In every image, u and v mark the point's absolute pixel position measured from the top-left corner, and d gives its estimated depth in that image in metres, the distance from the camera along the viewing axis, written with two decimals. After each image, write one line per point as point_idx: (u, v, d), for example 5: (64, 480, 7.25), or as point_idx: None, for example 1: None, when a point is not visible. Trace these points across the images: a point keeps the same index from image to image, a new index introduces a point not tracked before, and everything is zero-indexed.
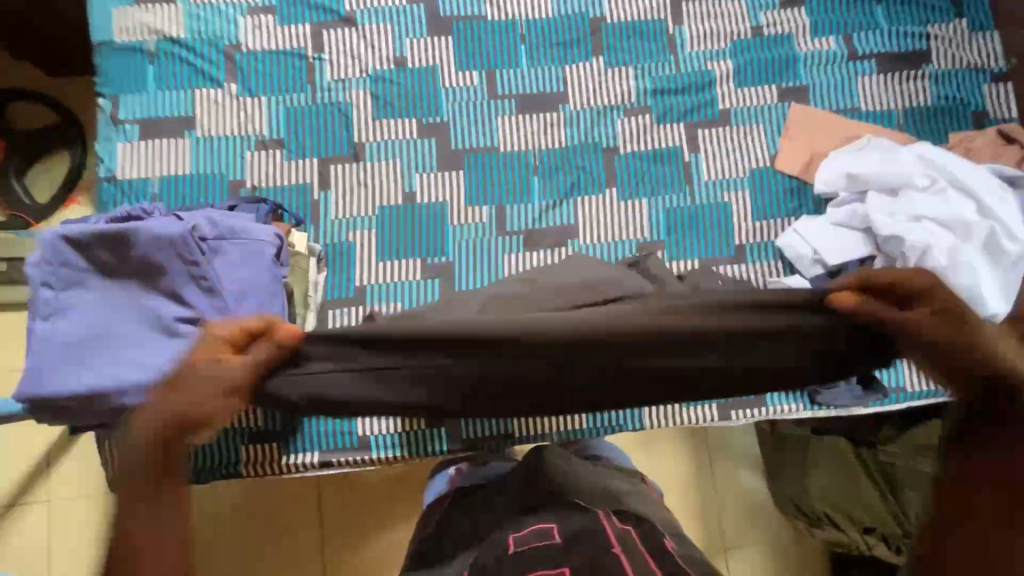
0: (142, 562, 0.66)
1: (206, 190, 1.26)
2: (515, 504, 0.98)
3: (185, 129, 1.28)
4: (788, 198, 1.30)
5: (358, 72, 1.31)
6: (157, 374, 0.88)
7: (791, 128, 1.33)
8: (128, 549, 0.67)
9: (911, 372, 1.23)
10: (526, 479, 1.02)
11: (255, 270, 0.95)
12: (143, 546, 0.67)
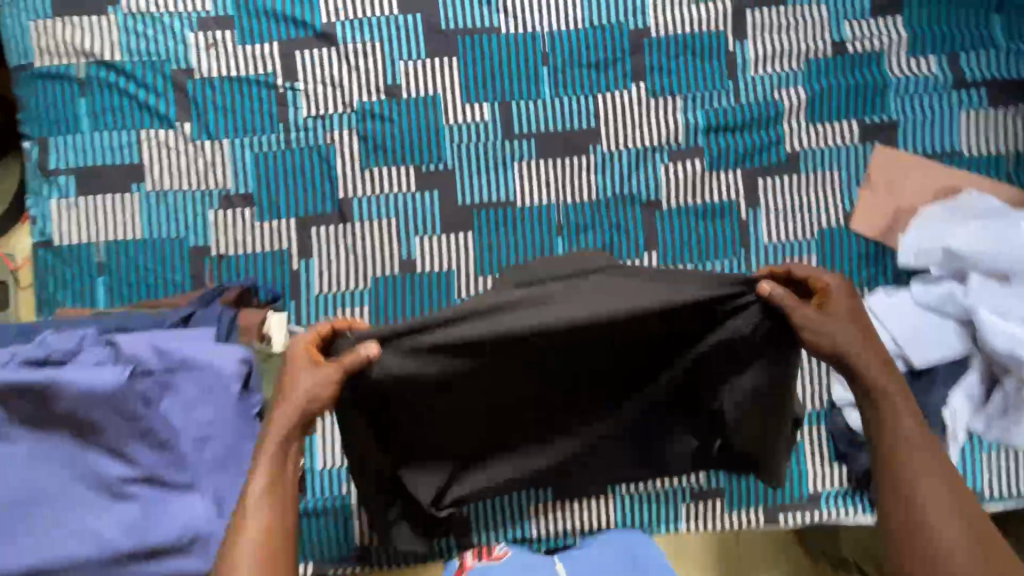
0: (278, 508, 0.66)
1: (162, 258, 1.04)
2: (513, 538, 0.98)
3: (132, 182, 1.04)
4: (864, 266, 1.08)
5: (341, 105, 1.05)
6: (110, 550, 0.73)
7: (874, 177, 1.08)
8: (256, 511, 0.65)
9: (996, 478, 1.00)
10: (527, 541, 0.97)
11: (218, 410, 0.77)
12: (255, 518, 0.65)
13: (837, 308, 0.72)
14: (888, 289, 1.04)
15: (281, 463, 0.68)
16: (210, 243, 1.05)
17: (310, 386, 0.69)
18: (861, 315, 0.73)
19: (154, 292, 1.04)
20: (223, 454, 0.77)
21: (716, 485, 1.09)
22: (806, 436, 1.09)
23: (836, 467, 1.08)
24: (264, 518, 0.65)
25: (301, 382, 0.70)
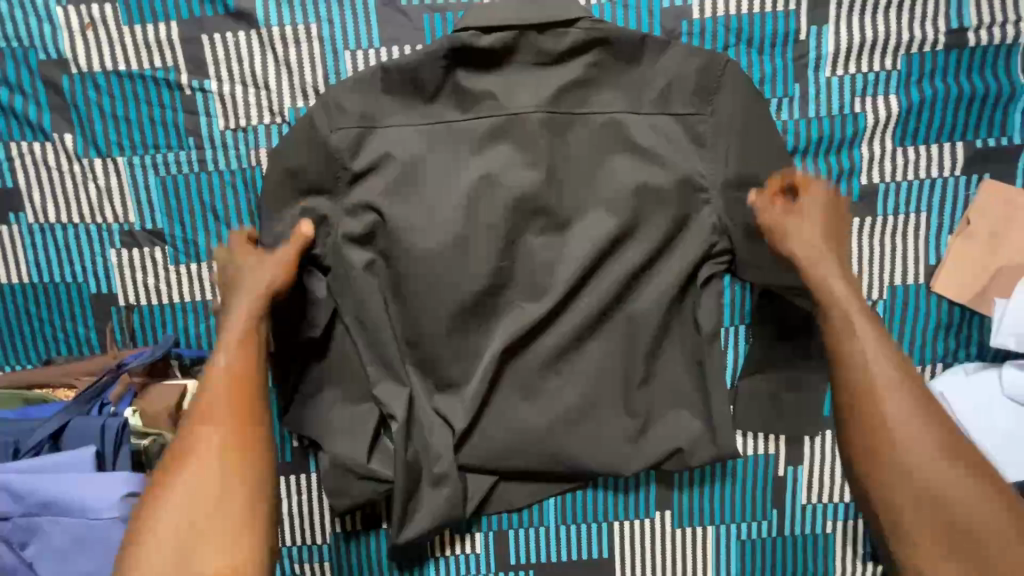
0: (235, 437, 0.63)
1: (56, 308, 0.84)
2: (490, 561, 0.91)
3: (8, 211, 0.82)
4: (942, 336, 0.85)
5: (268, 113, 0.80)
6: None
7: (974, 224, 0.82)
8: (206, 430, 0.62)
9: None
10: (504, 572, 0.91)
11: (98, 561, 0.60)
12: (196, 458, 0.61)
13: (811, 204, 0.75)
14: (970, 366, 0.84)
15: (226, 395, 0.65)
16: (115, 291, 0.83)
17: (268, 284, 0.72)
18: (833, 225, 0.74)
19: (52, 347, 0.85)
20: None
21: None
22: (839, 529, 0.91)
23: (870, 564, 0.92)
24: (227, 448, 0.62)
25: (254, 270, 0.73)
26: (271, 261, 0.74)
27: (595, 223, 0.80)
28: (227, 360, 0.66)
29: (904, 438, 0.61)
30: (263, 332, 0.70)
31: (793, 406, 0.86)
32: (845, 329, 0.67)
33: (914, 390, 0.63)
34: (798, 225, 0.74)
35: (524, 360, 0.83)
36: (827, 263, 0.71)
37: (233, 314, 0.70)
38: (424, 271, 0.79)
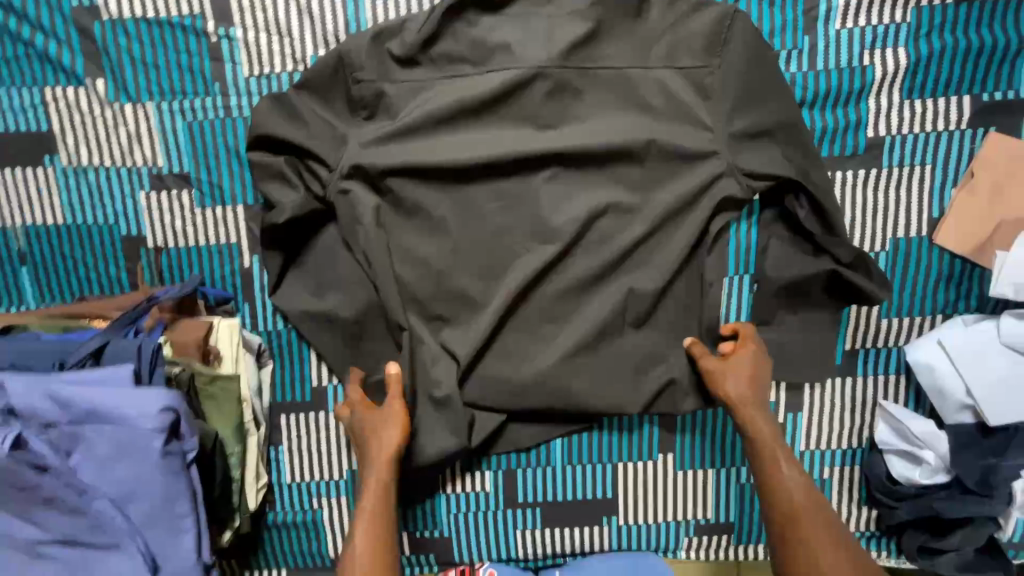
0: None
1: (89, 249, 0.88)
2: (501, 496, 0.96)
3: (43, 154, 0.86)
4: (942, 289, 0.87)
5: (291, 61, 0.83)
6: None
7: (978, 177, 0.84)
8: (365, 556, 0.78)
9: None
10: (513, 505, 0.97)
11: (139, 466, 0.65)
12: (359, 545, 0.79)
13: (739, 362, 0.84)
14: (969, 318, 0.86)
15: (373, 500, 0.81)
16: (145, 233, 0.87)
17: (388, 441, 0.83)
18: (756, 369, 0.85)
19: (86, 287, 0.89)
20: (152, 510, 0.67)
21: (726, 521, 0.97)
22: (836, 476, 0.93)
23: (866, 510, 0.94)
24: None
25: (382, 434, 0.83)
26: (393, 425, 0.83)
27: (603, 175, 0.86)
28: (375, 514, 0.81)
29: (830, 567, 0.73)
30: (396, 430, 0.83)
31: (794, 354, 0.88)
32: (772, 469, 0.79)
33: (829, 531, 0.75)
34: (734, 371, 0.84)
35: (535, 304, 0.88)
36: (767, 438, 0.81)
37: (371, 479, 0.82)
38: (444, 210, 0.86)
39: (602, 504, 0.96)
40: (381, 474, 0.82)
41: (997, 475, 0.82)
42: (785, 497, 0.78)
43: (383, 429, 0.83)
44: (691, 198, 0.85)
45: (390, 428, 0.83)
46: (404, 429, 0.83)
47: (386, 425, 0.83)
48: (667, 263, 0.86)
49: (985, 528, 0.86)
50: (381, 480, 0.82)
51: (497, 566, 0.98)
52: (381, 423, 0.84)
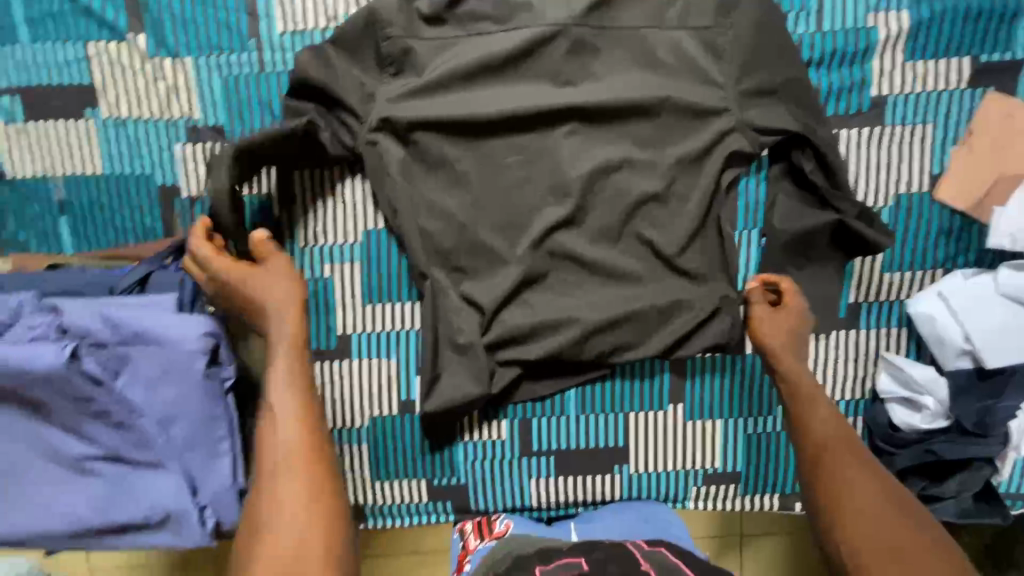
0: (313, 473, 0.69)
1: (126, 198, 0.92)
2: (516, 445, 1.00)
3: (84, 106, 0.90)
4: (943, 243, 0.91)
5: (324, 18, 0.88)
6: (76, 525, 0.69)
7: (977, 134, 0.88)
8: (288, 431, 0.70)
9: None
10: (528, 454, 1.00)
11: (183, 387, 0.69)
12: (283, 484, 0.69)
13: (788, 313, 0.88)
14: (967, 272, 0.89)
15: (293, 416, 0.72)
16: (180, 184, 0.91)
17: (274, 303, 0.73)
18: (801, 330, 0.88)
19: (121, 236, 0.93)
20: (192, 432, 0.70)
21: (734, 470, 1.00)
22: None
23: None
24: (301, 472, 0.69)
25: (264, 291, 0.73)
26: (286, 298, 0.74)
27: (619, 132, 0.90)
28: (280, 395, 0.72)
29: (871, 509, 0.74)
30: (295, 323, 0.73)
31: (800, 305, 0.92)
32: (808, 402, 0.83)
33: (863, 459, 0.79)
34: (771, 322, 0.88)
35: (553, 256, 0.92)
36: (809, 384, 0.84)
37: (276, 355, 0.72)
38: (467, 163, 0.90)
39: (614, 453, 1.00)
40: (296, 373, 0.73)
41: (993, 416, 0.86)
42: (820, 431, 0.81)
43: (278, 322, 0.73)
44: (702, 152, 0.89)
45: (294, 330, 0.74)
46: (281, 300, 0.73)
47: (285, 323, 0.73)
48: (678, 215, 0.91)
49: (982, 472, 0.89)
50: (299, 382, 0.73)
51: (511, 514, 1.01)
52: (286, 322, 0.73)
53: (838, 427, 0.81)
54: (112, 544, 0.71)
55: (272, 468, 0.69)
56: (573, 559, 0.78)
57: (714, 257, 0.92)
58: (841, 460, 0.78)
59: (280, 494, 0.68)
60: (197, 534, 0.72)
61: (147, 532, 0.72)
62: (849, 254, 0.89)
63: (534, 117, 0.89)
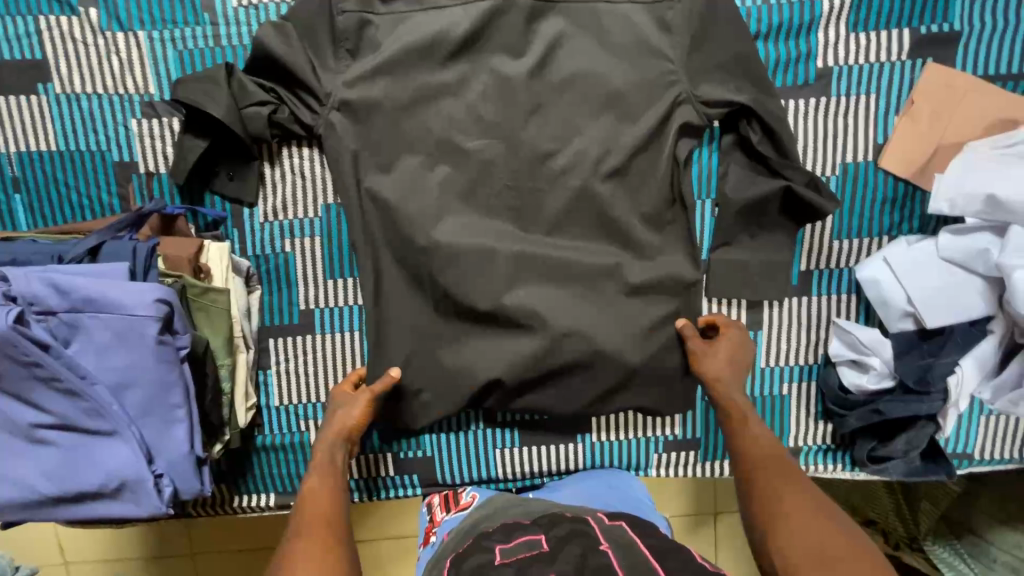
0: (323, 535, 0.75)
1: (82, 175, 0.91)
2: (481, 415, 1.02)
3: (36, 82, 0.89)
4: (888, 211, 0.94)
5: None
6: (29, 494, 0.69)
7: (918, 104, 0.91)
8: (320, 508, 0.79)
9: (983, 435, 0.99)
10: (493, 425, 1.02)
11: (136, 354, 0.69)
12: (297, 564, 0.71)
13: (721, 342, 0.93)
14: (911, 239, 0.92)
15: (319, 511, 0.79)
16: (136, 159, 0.91)
17: (345, 416, 0.89)
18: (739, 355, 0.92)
19: (79, 213, 0.93)
20: (147, 399, 0.71)
21: (693, 437, 1.03)
22: (794, 392, 1.00)
23: (822, 424, 1.00)
24: (311, 537, 0.75)
25: (345, 409, 0.90)
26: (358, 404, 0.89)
27: (575, 104, 0.92)
28: (326, 467, 0.84)
29: (796, 513, 0.72)
30: (354, 422, 0.88)
31: (754, 274, 0.95)
32: (742, 428, 0.85)
33: (796, 479, 0.77)
34: (712, 355, 0.91)
35: (512, 228, 0.93)
36: (741, 407, 0.87)
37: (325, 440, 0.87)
38: (424, 135, 0.91)
39: (577, 422, 1.02)
40: (328, 486, 0.82)
41: (933, 373, 0.89)
42: (752, 449, 0.82)
43: (346, 407, 0.90)
44: (656, 123, 0.91)
45: (346, 429, 0.88)
46: (355, 420, 0.88)
47: (335, 432, 0.88)
48: (632, 184, 0.93)
49: (927, 431, 0.93)
50: (325, 489, 0.81)
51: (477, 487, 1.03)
52: (337, 419, 0.89)
53: (765, 446, 0.82)
54: (67, 514, 0.71)
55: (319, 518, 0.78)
56: (533, 537, 0.78)
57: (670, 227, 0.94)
58: (780, 481, 0.77)
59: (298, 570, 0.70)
60: (153, 504, 0.72)
61: (101, 504, 0.72)
62: (799, 222, 0.92)
63: (492, 91, 0.91)
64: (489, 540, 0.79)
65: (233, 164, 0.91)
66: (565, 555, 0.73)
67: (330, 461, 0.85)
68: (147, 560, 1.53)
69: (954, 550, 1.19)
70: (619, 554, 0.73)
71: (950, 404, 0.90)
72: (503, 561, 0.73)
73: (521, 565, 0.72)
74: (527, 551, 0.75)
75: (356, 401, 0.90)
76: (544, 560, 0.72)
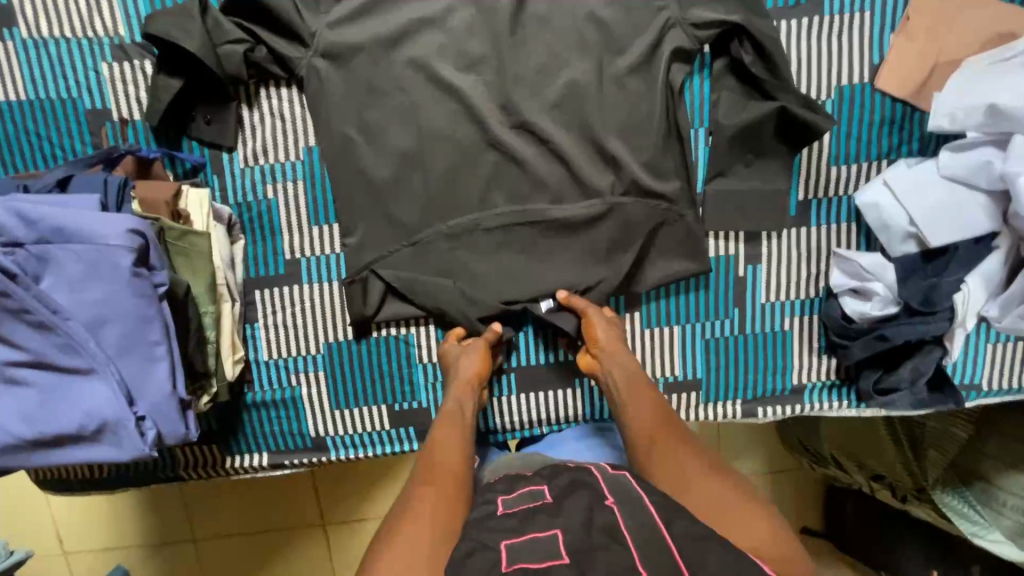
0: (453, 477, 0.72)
1: (53, 124, 0.88)
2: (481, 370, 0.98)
3: (1, 28, 0.86)
4: (886, 134, 0.91)
5: None
6: (6, 438, 0.67)
7: (913, 21, 0.88)
8: (442, 451, 0.76)
9: (991, 364, 0.96)
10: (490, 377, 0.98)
11: (110, 286, 0.67)
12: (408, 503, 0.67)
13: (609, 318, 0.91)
14: (911, 161, 0.90)
15: (450, 454, 0.76)
16: (109, 106, 0.88)
17: (467, 369, 0.88)
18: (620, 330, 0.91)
19: (52, 163, 0.90)
20: (124, 335, 0.68)
21: (694, 378, 0.99)
22: (796, 327, 0.97)
23: (826, 359, 0.98)
24: (439, 482, 0.70)
25: (461, 361, 0.89)
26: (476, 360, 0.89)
27: (561, 34, 0.89)
28: (453, 418, 0.82)
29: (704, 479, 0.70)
30: (474, 376, 0.87)
31: (750, 204, 0.92)
32: (636, 396, 0.83)
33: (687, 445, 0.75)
34: (607, 325, 0.90)
35: (499, 163, 0.91)
36: (633, 375, 0.86)
37: (452, 393, 0.86)
38: (406, 70, 0.88)
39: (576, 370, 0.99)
40: (450, 434, 0.79)
41: (938, 292, 0.87)
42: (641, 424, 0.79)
43: (463, 359, 0.89)
44: (644, 50, 0.88)
45: (469, 380, 0.87)
46: (478, 372, 0.88)
47: (455, 382, 0.87)
48: (623, 114, 0.90)
49: (936, 358, 0.91)
50: (447, 437, 0.79)
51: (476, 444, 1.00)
52: (455, 369, 0.89)
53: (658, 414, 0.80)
54: (48, 460, 0.69)
55: (429, 462, 0.74)
56: (536, 487, 0.67)
57: (663, 157, 0.91)
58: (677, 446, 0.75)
59: (415, 509, 0.66)
60: (135, 446, 0.69)
61: (83, 450, 0.69)
62: (795, 145, 0.89)
63: (476, 23, 0.88)
64: (492, 491, 0.70)
65: (209, 106, 0.88)
66: (570, 507, 0.62)
67: (459, 413, 0.83)
68: (147, 549, 1.50)
69: (962, 497, 1.16)
70: (629, 513, 0.60)
71: (958, 324, 0.88)
72: (506, 512, 0.64)
73: (527, 515, 0.62)
74: (531, 502, 0.64)
75: (471, 351, 0.89)
76: (548, 511, 0.62)
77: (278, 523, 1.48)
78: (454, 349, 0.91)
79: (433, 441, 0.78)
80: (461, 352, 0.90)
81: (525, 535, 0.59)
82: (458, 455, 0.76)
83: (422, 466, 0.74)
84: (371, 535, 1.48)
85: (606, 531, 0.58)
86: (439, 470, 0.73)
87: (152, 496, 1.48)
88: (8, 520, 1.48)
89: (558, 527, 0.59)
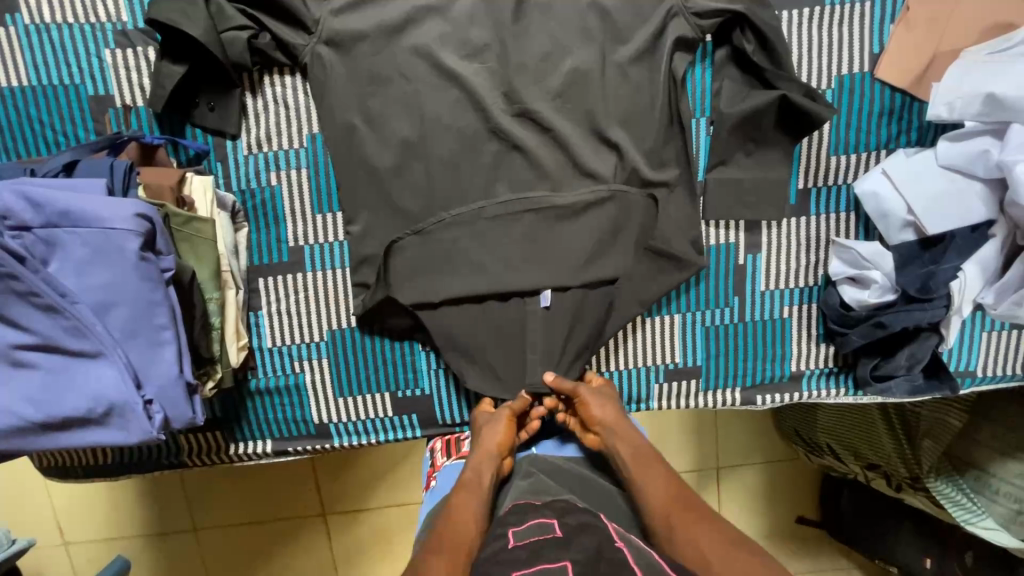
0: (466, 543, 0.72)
1: (55, 109, 0.88)
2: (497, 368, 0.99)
3: (3, 13, 0.85)
4: (885, 123, 0.92)
5: None
6: (13, 420, 0.67)
7: (913, 11, 0.89)
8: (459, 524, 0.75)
9: (986, 352, 0.98)
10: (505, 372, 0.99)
11: (117, 271, 0.67)
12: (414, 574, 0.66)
13: (605, 391, 0.93)
14: (909, 151, 0.90)
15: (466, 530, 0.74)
16: (112, 93, 0.88)
17: (493, 437, 0.88)
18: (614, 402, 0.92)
19: (54, 150, 0.90)
20: (132, 319, 0.68)
21: (694, 365, 1.00)
22: (795, 315, 0.98)
23: (824, 347, 0.99)
24: (450, 553, 0.70)
25: (489, 429, 0.89)
26: (502, 427, 0.89)
27: (565, 23, 0.89)
28: (472, 486, 0.82)
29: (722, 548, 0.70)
30: (499, 449, 0.87)
31: (750, 192, 0.93)
32: (643, 466, 0.83)
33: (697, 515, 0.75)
34: (600, 398, 0.91)
35: (502, 151, 0.92)
36: (640, 446, 0.86)
37: (474, 460, 0.86)
38: (409, 58, 0.89)
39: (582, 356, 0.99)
40: (468, 504, 0.78)
41: (935, 279, 0.88)
42: (652, 495, 0.80)
43: (489, 427, 0.90)
44: (647, 39, 0.89)
45: (495, 451, 0.87)
46: (503, 442, 0.88)
47: (478, 451, 0.87)
48: (626, 102, 0.91)
49: (932, 346, 0.92)
50: (465, 507, 0.78)
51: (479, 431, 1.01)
52: (479, 440, 0.89)
53: (668, 485, 0.80)
54: (56, 443, 0.69)
55: (442, 534, 0.73)
56: (545, 521, 0.69)
57: (665, 146, 0.92)
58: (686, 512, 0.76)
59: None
60: (143, 430, 0.69)
61: (92, 433, 0.70)
62: (795, 135, 0.90)
63: (479, 11, 0.89)
64: (502, 526, 0.71)
65: (213, 93, 0.89)
66: (578, 543, 0.63)
67: (477, 481, 0.82)
68: (149, 537, 1.50)
69: (956, 485, 1.18)
70: (637, 556, 0.63)
71: (954, 311, 0.89)
72: (516, 544, 0.65)
73: (535, 547, 0.63)
74: (538, 536, 0.66)
75: (496, 420, 0.90)
76: (558, 544, 0.63)
77: (281, 511, 1.49)
78: (483, 418, 0.92)
79: (450, 511, 0.77)
80: (489, 420, 0.91)
81: (534, 566, 0.60)
82: (473, 530, 0.75)
83: (435, 538, 0.73)
84: (373, 525, 1.49)
85: (614, 564, 0.60)
86: (454, 544, 0.72)
87: (154, 485, 1.49)
88: (10, 509, 1.49)
89: (567, 559, 0.60)
